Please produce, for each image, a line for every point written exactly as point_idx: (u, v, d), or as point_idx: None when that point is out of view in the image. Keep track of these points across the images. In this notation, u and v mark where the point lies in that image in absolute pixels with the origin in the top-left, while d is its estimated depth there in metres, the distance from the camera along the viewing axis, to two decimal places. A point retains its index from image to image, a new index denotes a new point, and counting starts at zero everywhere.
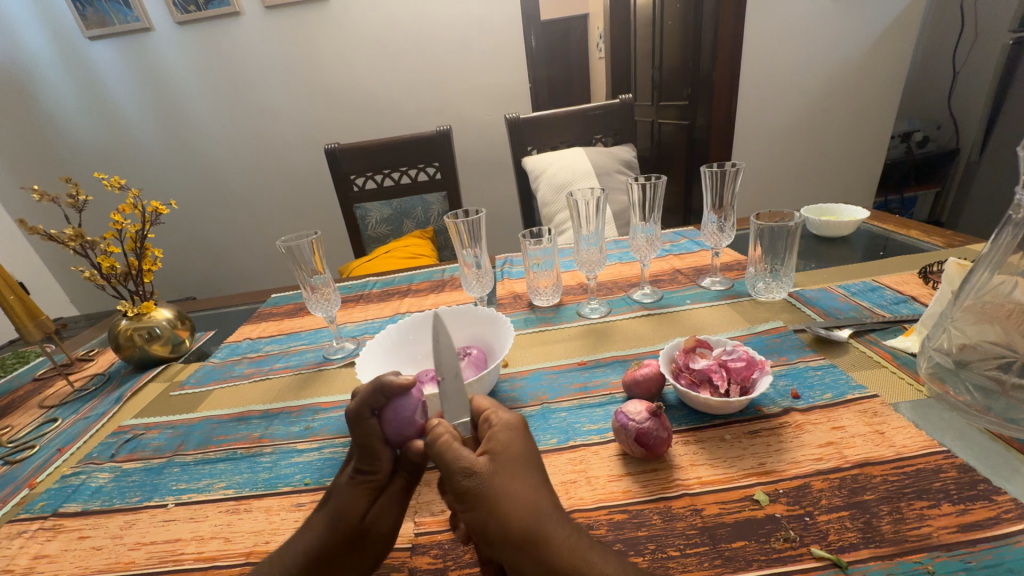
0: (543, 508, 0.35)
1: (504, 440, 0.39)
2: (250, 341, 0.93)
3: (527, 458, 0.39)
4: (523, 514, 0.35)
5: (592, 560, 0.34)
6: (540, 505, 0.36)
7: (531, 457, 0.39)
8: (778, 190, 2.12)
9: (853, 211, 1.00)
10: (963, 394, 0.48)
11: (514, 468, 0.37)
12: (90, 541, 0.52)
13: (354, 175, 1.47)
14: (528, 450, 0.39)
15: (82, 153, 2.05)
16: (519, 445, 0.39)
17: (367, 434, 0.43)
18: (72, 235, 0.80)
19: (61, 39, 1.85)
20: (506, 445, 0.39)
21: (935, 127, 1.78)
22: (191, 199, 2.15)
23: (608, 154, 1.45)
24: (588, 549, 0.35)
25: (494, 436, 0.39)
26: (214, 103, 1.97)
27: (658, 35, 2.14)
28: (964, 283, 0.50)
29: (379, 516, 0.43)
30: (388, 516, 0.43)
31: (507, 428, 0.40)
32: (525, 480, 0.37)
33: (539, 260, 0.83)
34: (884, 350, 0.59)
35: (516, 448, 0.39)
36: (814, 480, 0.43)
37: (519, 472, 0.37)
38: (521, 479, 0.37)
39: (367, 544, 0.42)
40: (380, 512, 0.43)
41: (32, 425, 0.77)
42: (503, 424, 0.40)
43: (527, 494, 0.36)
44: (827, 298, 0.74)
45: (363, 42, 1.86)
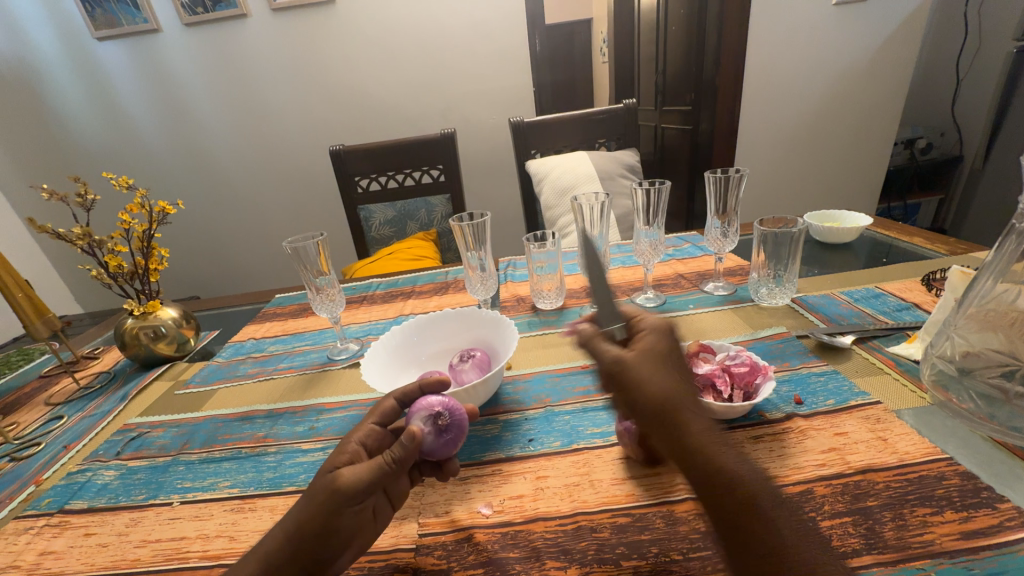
0: (682, 398, 0.36)
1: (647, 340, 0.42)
2: (254, 341, 0.94)
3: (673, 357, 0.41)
4: (663, 398, 0.36)
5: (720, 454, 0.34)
6: (678, 391, 0.37)
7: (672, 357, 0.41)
8: (781, 195, 2.12)
9: (856, 217, 1.00)
10: (965, 402, 0.48)
11: (654, 362, 0.39)
12: (95, 538, 0.52)
13: (359, 176, 1.48)
14: (672, 354, 0.41)
15: (90, 152, 2.07)
16: (660, 345, 0.41)
17: (379, 406, 0.50)
18: (80, 234, 0.80)
19: (70, 40, 1.87)
20: (651, 346, 0.41)
21: (939, 134, 1.86)
22: (197, 200, 2.17)
23: (611, 158, 1.46)
24: (721, 449, 0.35)
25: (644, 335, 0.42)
26: (222, 104, 1.98)
27: (663, 41, 2.16)
28: (968, 290, 0.51)
29: (341, 473, 0.41)
30: (349, 479, 0.40)
31: (658, 331, 0.43)
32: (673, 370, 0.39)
33: (542, 263, 0.84)
34: (886, 356, 0.59)
35: (661, 349, 0.41)
36: (816, 486, 0.43)
37: (664, 366, 0.39)
38: (663, 369, 0.39)
39: (319, 495, 0.40)
40: (345, 471, 0.41)
41: (38, 422, 0.78)
42: (656, 329, 0.43)
43: (668, 382, 0.37)
44: (829, 304, 0.75)
45: (369, 44, 1.88)
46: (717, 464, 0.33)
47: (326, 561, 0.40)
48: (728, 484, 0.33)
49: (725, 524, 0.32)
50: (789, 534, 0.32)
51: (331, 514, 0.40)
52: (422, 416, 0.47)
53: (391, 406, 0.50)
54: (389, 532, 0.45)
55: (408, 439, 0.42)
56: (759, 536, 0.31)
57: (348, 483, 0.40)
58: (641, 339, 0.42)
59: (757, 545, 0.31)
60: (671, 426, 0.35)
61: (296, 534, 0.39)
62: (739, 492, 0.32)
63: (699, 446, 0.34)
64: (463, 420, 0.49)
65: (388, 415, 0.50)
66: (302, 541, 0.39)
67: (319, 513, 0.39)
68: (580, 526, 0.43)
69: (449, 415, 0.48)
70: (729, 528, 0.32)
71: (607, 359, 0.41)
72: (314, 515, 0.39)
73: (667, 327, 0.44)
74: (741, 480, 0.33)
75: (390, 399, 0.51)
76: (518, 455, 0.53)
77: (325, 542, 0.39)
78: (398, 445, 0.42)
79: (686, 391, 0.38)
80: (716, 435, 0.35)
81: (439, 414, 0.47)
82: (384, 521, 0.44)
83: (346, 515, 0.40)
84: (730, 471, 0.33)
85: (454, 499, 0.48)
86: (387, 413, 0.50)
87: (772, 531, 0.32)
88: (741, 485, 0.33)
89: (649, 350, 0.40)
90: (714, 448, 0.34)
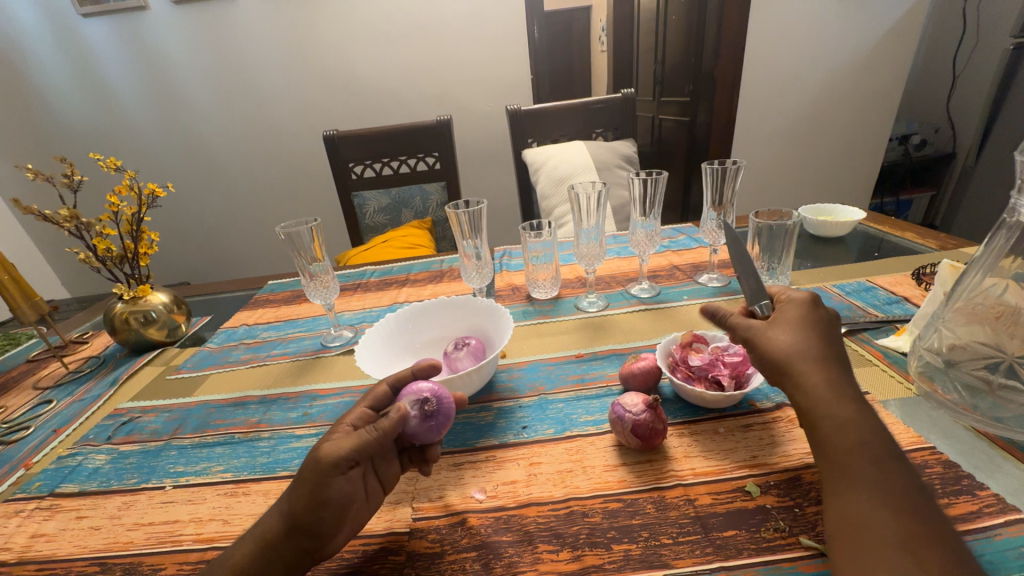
0: (799, 358, 0.43)
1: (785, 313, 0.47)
2: (247, 327, 0.93)
3: (808, 320, 0.46)
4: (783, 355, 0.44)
5: (833, 403, 0.39)
6: (799, 350, 0.43)
7: (807, 319, 0.46)
8: (775, 188, 2.13)
9: (850, 212, 1.01)
10: (951, 393, 0.49)
11: (776, 325, 0.46)
12: (88, 521, 0.52)
13: (353, 162, 1.46)
14: (807, 316, 0.46)
15: (76, 132, 2.02)
16: (795, 309, 0.47)
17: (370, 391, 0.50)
18: (67, 216, 0.78)
19: (53, 17, 1.81)
20: (789, 314, 0.47)
21: (933, 130, 1.85)
22: (186, 184, 2.14)
23: (608, 148, 1.45)
24: (836, 407, 0.39)
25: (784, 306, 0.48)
26: (211, 85, 1.94)
27: (661, 30, 2.14)
28: (956, 285, 0.52)
29: (324, 446, 0.41)
30: (332, 452, 0.40)
31: (802, 301, 0.48)
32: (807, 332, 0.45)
33: (538, 253, 0.83)
34: (875, 348, 0.61)
35: (794, 313, 0.47)
36: (804, 473, 0.44)
37: (796, 335, 0.44)
38: (792, 336, 0.45)
39: (306, 471, 0.40)
40: (329, 445, 0.41)
41: (27, 406, 0.77)
42: (801, 299, 0.48)
43: (791, 348, 0.44)
44: (821, 297, 0.75)
45: (364, 28, 1.84)
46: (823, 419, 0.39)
47: (322, 532, 0.40)
48: (835, 435, 0.38)
49: (825, 466, 0.38)
50: (892, 477, 0.35)
51: (317, 487, 0.39)
52: (410, 400, 0.47)
53: (384, 391, 0.50)
54: (383, 515, 0.46)
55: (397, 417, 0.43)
56: (858, 466, 0.36)
57: (330, 455, 0.40)
58: (781, 307, 0.48)
59: (852, 479, 0.36)
60: (786, 379, 0.43)
61: (292, 504, 0.39)
62: (848, 436, 0.38)
63: (807, 398, 0.41)
64: (450, 409, 0.49)
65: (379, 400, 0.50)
66: (294, 518, 0.39)
67: (306, 487, 0.40)
68: (572, 511, 0.43)
69: (436, 402, 0.47)
70: (825, 469, 0.38)
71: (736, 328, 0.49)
72: (303, 490, 0.40)
73: (814, 299, 0.48)
74: (851, 426, 0.38)
75: (384, 385, 0.50)
76: (512, 441, 0.53)
77: (313, 520, 0.39)
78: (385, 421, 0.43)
79: (813, 350, 0.43)
80: (838, 389, 0.40)
81: (428, 399, 0.47)
82: (378, 499, 0.45)
83: (333, 488, 0.40)
84: (835, 421, 0.39)
85: (448, 484, 0.49)
86: (380, 398, 0.49)
87: (873, 469, 0.36)
88: (851, 430, 0.38)
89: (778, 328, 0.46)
90: (834, 400, 0.40)
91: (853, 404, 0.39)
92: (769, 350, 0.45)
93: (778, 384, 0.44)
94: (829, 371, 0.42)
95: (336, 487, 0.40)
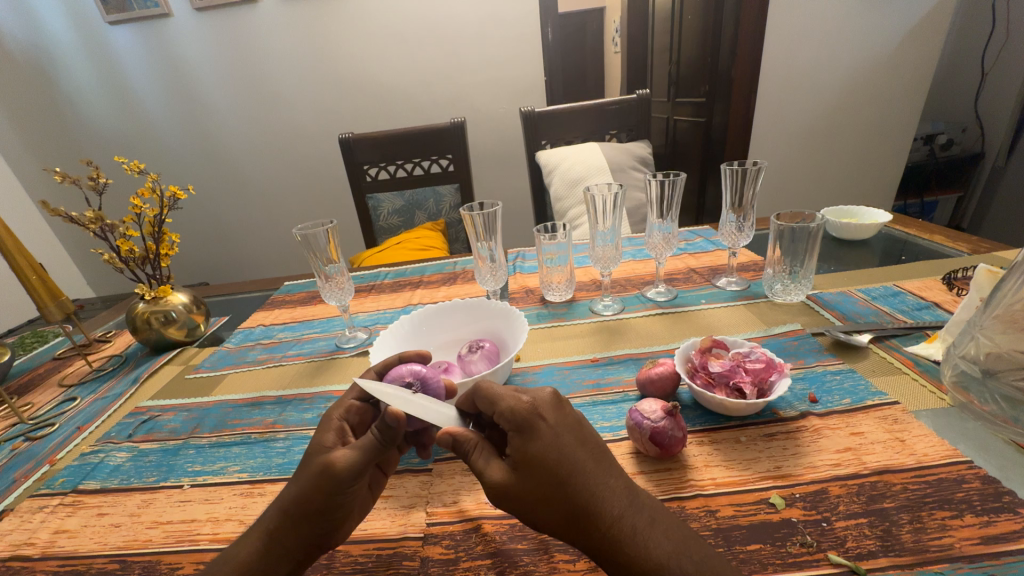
0: (577, 491, 0.34)
1: (514, 413, 0.37)
2: (263, 328, 0.94)
3: (558, 445, 0.36)
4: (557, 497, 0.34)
5: (637, 528, 0.34)
6: (566, 478, 0.35)
7: (552, 451, 0.35)
8: (794, 190, 2.08)
9: (875, 213, 0.98)
10: (987, 404, 0.47)
11: (531, 470, 0.35)
12: (108, 518, 0.53)
13: (367, 165, 1.47)
14: (556, 439, 0.36)
15: (101, 136, 2.08)
16: (538, 447, 0.36)
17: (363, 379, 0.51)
18: (92, 218, 0.80)
19: (81, 25, 1.87)
20: (534, 453, 0.36)
21: (959, 130, 1.75)
22: (205, 187, 2.18)
23: (623, 150, 1.44)
24: (639, 529, 0.34)
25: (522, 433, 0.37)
26: (231, 90, 1.98)
27: (677, 29, 2.12)
28: (996, 290, 0.48)
29: (335, 456, 0.41)
30: (342, 459, 0.41)
31: (531, 431, 0.36)
32: (561, 466, 0.35)
33: (552, 255, 0.83)
34: (905, 356, 0.58)
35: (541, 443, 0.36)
36: (831, 485, 0.42)
37: (543, 439, 0.36)
38: (546, 464, 0.35)
39: (314, 477, 0.40)
40: (338, 453, 0.41)
41: (53, 403, 0.79)
42: (525, 424, 0.37)
43: (542, 468, 0.35)
44: (846, 302, 0.73)
45: (379, 32, 1.86)
46: (639, 559, 0.33)
47: (333, 529, 0.42)
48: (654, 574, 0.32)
49: None
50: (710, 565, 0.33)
51: (329, 492, 0.40)
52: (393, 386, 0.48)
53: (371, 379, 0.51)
54: (398, 520, 0.46)
55: (391, 419, 0.40)
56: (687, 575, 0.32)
57: (344, 465, 0.40)
58: (523, 444, 0.36)
59: None
60: (577, 522, 0.34)
61: (306, 512, 0.40)
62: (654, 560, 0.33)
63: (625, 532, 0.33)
64: (439, 391, 0.49)
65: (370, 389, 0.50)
66: (307, 519, 0.40)
67: (317, 493, 0.40)
68: None
69: (419, 384, 0.48)
70: None
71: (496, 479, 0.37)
72: (313, 496, 0.40)
73: (536, 415, 0.37)
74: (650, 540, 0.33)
75: (370, 374, 0.51)
76: None
77: (326, 517, 0.41)
78: (382, 422, 0.41)
79: (580, 467, 0.35)
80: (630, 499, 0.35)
81: (409, 385, 0.48)
82: (377, 486, 0.47)
83: (344, 491, 0.41)
84: (646, 559, 0.33)
85: (462, 489, 0.48)
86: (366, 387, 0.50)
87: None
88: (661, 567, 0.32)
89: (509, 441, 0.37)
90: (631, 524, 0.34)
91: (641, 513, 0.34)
92: (522, 486, 0.35)
93: (572, 529, 0.35)
94: (602, 484, 0.35)
95: (347, 491, 0.41)
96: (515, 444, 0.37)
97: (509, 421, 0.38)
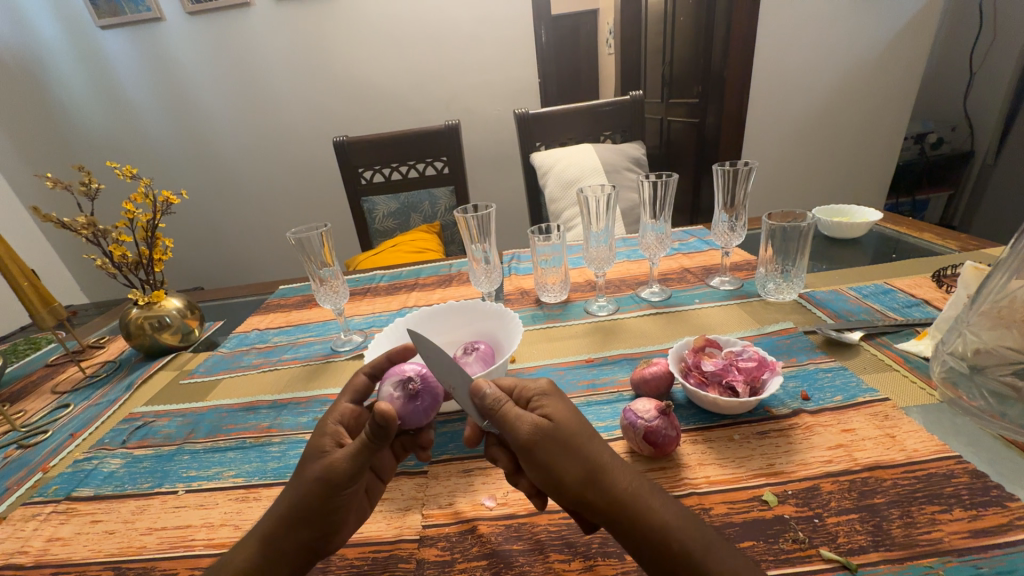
0: (597, 453, 0.36)
1: (537, 387, 0.40)
2: (258, 332, 0.94)
3: (576, 415, 0.38)
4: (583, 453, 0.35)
5: (648, 500, 0.34)
6: (590, 442, 0.36)
7: (573, 419, 0.38)
8: (787, 190, 2.10)
9: (866, 212, 0.99)
10: (976, 399, 0.47)
11: (561, 427, 0.36)
12: (102, 525, 0.52)
13: (362, 168, 1.47)
14: (576, 412, 0.39)
15: (93, 141, 2.07)
16: (563, 413, 0.38)
17: (353, 382, 0.50)
18: (85, 224, 0.79)
19: (73, 29, 1.86)
20: (558, 416, 0.37)
21: (949, 129, 1.75)
22: (200, 192, 2.17)
23: (617, 151, 1.44)
24: (649, 492, 0.35)
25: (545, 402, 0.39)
26: (224, 93, 1.97)
27: (669, 31, 2.14)
28: (983, 285, 0.49)
29: (331, 461, 0.41)
30: (337, 464, 0.40)
31: (551, 402, 0.39)
32: (582, 429, 0.37)
33: (547, 257, 0.83)
34: (896, 353, 0.59)
35: (565, 413, 0.38)
36: (823, 482, 0.43)
37: (563, 408, 0.38)
38: (572, 425, 0.37)
39: (309, 483, 0.40)
40: (333, 458, 0.41)
41: (45, 410, 0.78)
42: (544, 396, 0.39)
43: (569, 421, 0.37)
44: (838, 300, 0.74)
45: (373, 36, 1.86)
46: (651, 519, 0.33)
47: (331, 533, 0.42)
48: (661, 535, 0.33)
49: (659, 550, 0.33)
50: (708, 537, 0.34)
51: (325, 497, 0.40)
52: (393, 381, 0.48)
53: (363, 382, 0.50)
54: (394, 522, 0.46)
55: (381, 419, 0.38)
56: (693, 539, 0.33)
57: (340, 469, 0.40)
58: (546, 409, 0.38)
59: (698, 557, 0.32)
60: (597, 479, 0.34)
61: (303, 518, 0.40)
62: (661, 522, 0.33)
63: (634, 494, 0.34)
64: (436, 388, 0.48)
65: (359, 392, 0.49)
66: (303, 525, 0.40)
67: (313, 499, 0.40)
68: None
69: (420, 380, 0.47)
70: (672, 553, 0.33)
71: (524, 431, 0.37)
72: (309, 501, 0.40)
73: (554, 392, 0.40)
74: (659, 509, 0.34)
75: (361, 376, 0.50)
76: None
77: (323, 521, 0.41)
78: (371, 425, 0.39)
79: (598, 439, 0.37)
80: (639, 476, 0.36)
81: (411, 379, 0.47)
82: (374, 493, 0.47)
83: (342, 494, 0.41)
84: (658, 521, 0.33)
85: (458, 491, 0.48)
86: (359, 390, 0.49)
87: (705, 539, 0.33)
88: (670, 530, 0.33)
89: (538, 401, 0.39)
90: (643, 492, 0.35)
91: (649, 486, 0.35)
92: (550, 440, 0.36)
93: (593, 485, 0.34)
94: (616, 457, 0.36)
95: (345, 493, 0.41)
96: (544, 403, 0.39)
97: (530, 394, 0.40)
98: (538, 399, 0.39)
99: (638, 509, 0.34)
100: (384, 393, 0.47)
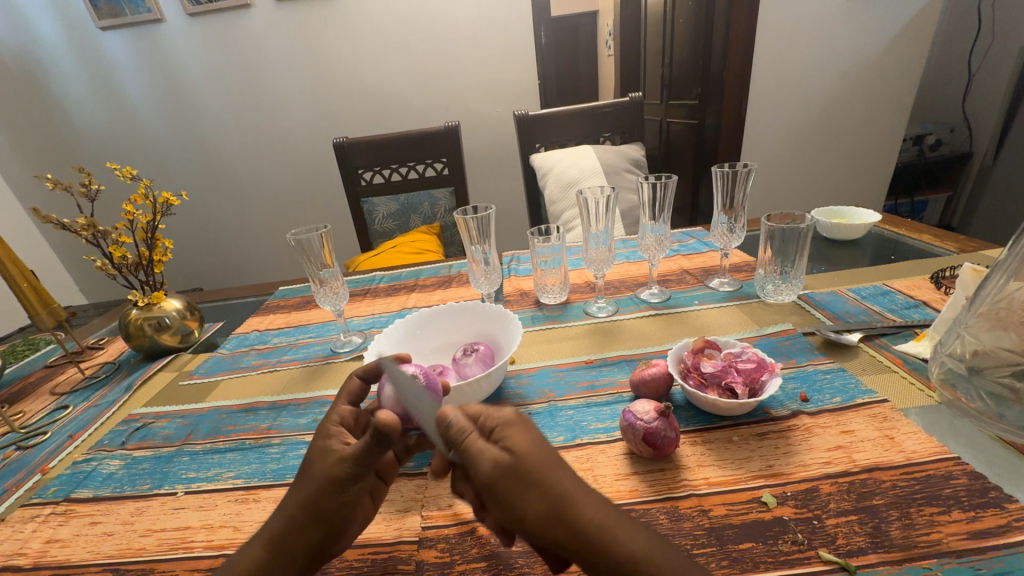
0: (560, 487, 0.33)
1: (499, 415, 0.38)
2: (258, 333, 0.94)
3: (540, 445, 0.36)
4: (545, 488, 0.33)
5: (618, 533, 0.31)
6: (551, 475, 0.34)
7: (536, 450, 0.35)
8: (786, 191, 2.10)
9: (865, 214, 0.99)
10: (974, 401, 0.47)
11: (522, 461, 0.34)
12: (100, 527, 0.52)
13: (362, 169, 1.47)
14: (540, 441, 0.36)
15: (93, 142, 2.07)
16: (525, 444, 0.35)
17: (346, 387, 0.50)
18: (84, 225, 0.79)
19: (73, 30, 1.86)
20: (519, 448, 0.35)
21: (948, 131, 1.76)
22: (200, 193, 2.17)
23: (617, 152, 1.45)
24: (619, 525, 0.32)
25: (506, 432, 0.36)
26: (224, 94, 1.97)
27: (669, 32, 2.14)
28: (983, 287, 0.49)
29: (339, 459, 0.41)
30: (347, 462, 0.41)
31: (512, 431, 0.36)
32: (544, 462, 0.34)
33: (547, 258, 0.83)
34: (894, 355, 0.59)
35: (528, 443, 0.36)
36: (822, 483, 0.43)
37: (526, 438, 0.36)
38: (533, 458, 0.34)
39: (320, 480, 0.41)
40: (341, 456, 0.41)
41: (44, 411, 0.78)
42: (507, 425, 0.37)
43: (531, 452, 0.35)
44: (837, 301, 0.74)
45: (373, 37, 1.86)
46: (621, 557, 0.31)
47: (338, 534, 0.42)
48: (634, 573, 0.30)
49: None
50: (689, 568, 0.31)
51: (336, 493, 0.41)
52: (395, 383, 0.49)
53: (357, 384, 0.50)
54: (393, 523, 0.46)
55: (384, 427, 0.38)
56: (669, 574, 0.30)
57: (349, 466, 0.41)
58: (508, 440, 0.36)
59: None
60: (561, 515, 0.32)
61: (312, 516, 0.40)
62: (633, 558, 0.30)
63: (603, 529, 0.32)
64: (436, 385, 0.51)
65: (356, 395, 0.50)
66: (313, 523, 0.40)
67: (324, 495, 0.41)
68: None
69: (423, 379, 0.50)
70: None
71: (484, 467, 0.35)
72: (321, 497, 0.41)
73: (517, 419, 0.37)
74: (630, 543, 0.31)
75: (355, 378, 0.51)
76: None
77: (332, 519, 0.41)
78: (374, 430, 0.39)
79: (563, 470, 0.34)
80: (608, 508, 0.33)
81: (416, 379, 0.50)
82: (377, 496, 0.47)
83: (351, 488, 0.42)
84: (628, 558, 0.30)
85: (457, 493, 0.48)
86: (355, 392, 0.50)
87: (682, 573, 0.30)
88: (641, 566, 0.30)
89: (501, 432, 0.37)
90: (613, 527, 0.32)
91: (620, 518, 0.33)
92: (511, 475, 0.34)
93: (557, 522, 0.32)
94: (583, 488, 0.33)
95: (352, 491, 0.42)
96: (506, 433, 0.36)
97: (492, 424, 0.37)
98: (499, 429, 0.37)
99: (607, 546, 0.31)
100: (388, 393, 0.48)
